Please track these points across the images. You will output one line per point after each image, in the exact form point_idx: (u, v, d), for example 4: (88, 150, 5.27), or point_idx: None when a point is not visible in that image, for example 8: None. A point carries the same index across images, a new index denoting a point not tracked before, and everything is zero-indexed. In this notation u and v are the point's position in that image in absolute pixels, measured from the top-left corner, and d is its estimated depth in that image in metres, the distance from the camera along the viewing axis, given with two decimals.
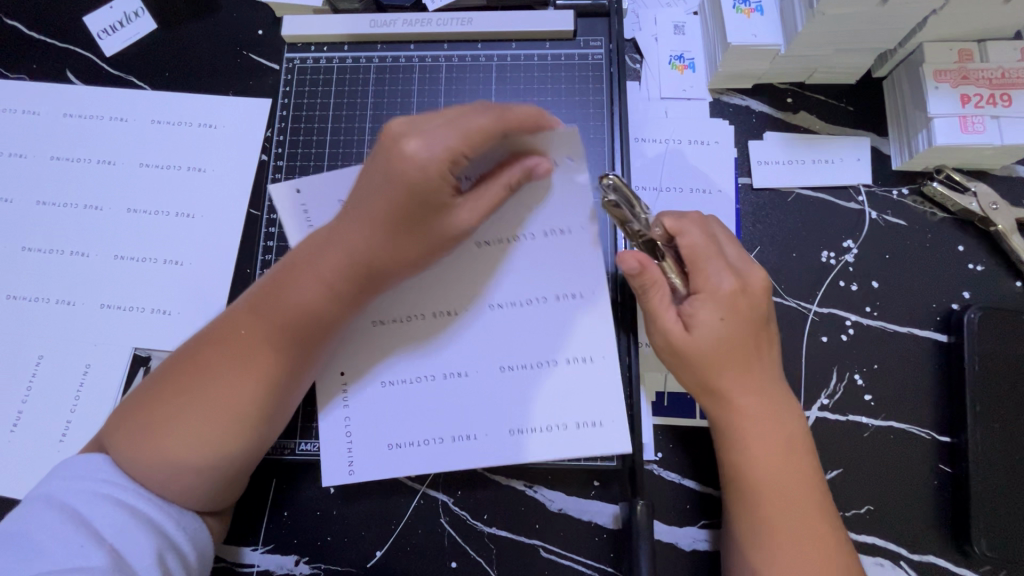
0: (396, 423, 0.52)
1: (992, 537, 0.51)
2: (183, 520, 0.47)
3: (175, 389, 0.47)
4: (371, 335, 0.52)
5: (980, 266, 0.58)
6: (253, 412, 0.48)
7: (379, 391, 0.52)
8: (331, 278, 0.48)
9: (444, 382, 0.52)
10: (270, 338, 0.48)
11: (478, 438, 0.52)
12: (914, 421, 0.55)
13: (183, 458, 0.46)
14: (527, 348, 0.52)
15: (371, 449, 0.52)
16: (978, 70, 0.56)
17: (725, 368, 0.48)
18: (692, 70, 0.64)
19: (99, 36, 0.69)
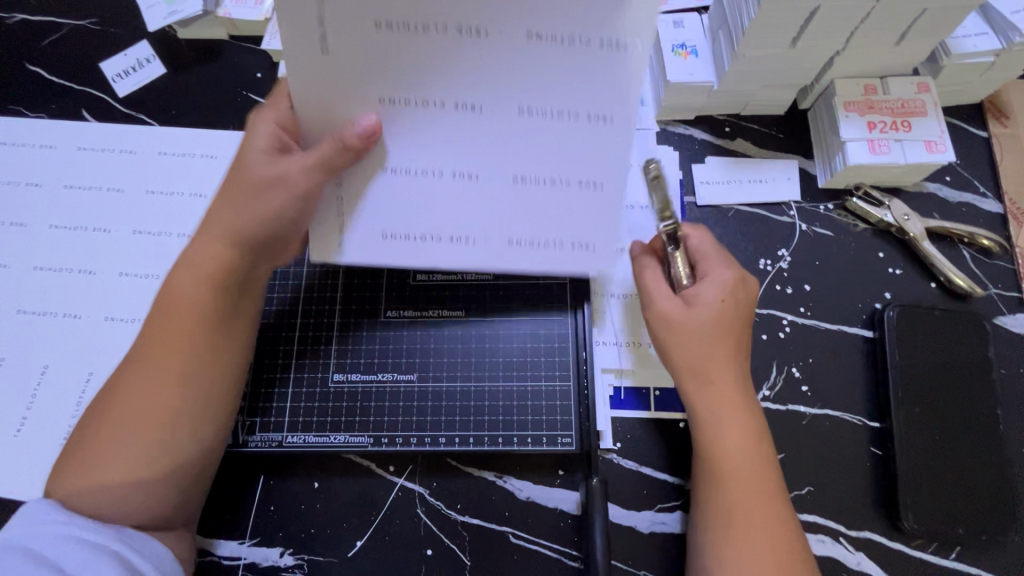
0: (396, 215, 0.54)
1: (920, 511, 0.56)
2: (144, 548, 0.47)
3: (94, 429, 0.49)
4: (394, 186, 0.53)
5: (898, 270, 0.65)
6: (175, 409, 0.50)
7: (378, 237, 0.54)
8: (224, 272, 0.53)
9: (449, 248, 0.54)
10: (165, 349, 0.51)
11: (478, 241, 0.54)
12: (847, 408, 0.61)
13: (149, 470, 0.48)
14: (536, 234, 0.53)
15: (389, 225, 0.54)
16: (881, 101, 0.65)
17: (698, 334, 0.55)
18: (641, 104, 0.72)
19: (113, 79, 0.77)
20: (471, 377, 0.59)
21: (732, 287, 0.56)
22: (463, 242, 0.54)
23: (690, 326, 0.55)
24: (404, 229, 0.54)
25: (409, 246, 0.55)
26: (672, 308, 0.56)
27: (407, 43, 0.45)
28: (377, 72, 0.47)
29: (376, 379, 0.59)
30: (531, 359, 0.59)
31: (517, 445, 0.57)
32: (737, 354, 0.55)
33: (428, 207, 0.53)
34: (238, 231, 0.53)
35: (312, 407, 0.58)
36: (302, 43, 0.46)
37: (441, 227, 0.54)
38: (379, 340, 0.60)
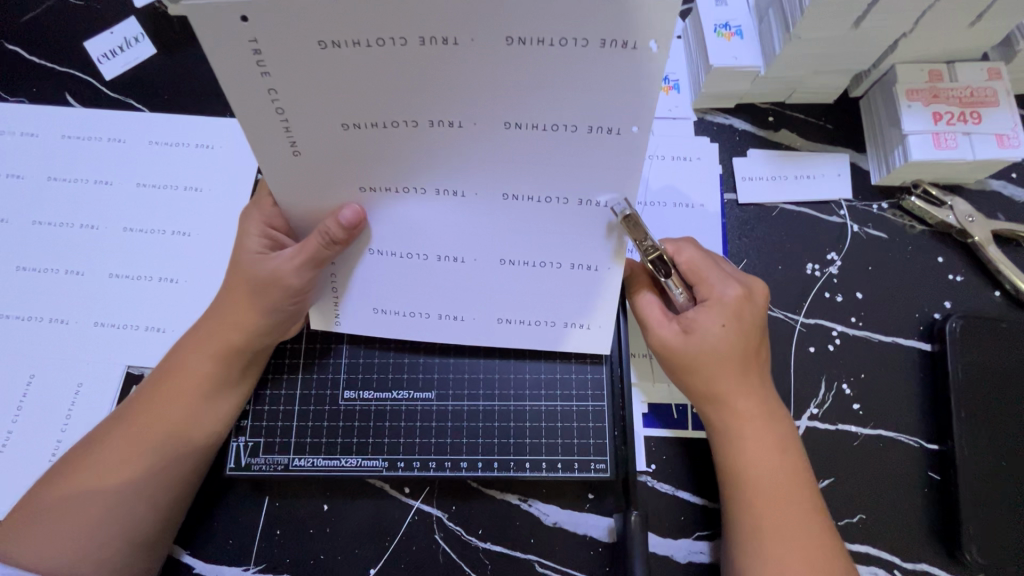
0: (386, 294, 0.51)
1: (984, 544, 0.51)
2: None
3: (73, 467, 0.49)
4: (381, 268, 0.49)
5: (959, 277, 0.60)
6: (152, 470, 0.49)
7: (372, 316, 0.52)
8: (219, 350, 0.50)
9: (441, 268, 0.48)
10: (159, 406, 0.50)
11: (465, 319, 0.51)
12: (902, 428, 0.56)
13: (92, 535, 0.47)
14: (528, 313, 0.50)
15: (368, 303, 0.51)
16: (948, 89, 0.58)
17: (706, 355, 0.48)
18: (677, 91, 0.66)
19: (99, 60, 0.70)
20: (495, 396, 0.54)
21: (736, 303, 0.49)
22: (455, 262, 0.47)
23: (691, 355, 0.49)
24: (394, 304, 0.51)
25: (399, 322, 0.52)
26: (669, 337, 0.49)
27: (381, 138, 0.40)
28: (352, 166, 0.42)
29: (390, 397, 0.54)
30: (561, 376, 0.54)
31: (545, 470, 0.52)
32: (754, 367, 0.49)
33: (422, 224, 0.45)
34: (234, 307, 0.50)
35: (322, 428, 0.53)
36: (269, 143, 0.41)
37: (434, 305, 0.51)
38: (395, 353, 0.55)
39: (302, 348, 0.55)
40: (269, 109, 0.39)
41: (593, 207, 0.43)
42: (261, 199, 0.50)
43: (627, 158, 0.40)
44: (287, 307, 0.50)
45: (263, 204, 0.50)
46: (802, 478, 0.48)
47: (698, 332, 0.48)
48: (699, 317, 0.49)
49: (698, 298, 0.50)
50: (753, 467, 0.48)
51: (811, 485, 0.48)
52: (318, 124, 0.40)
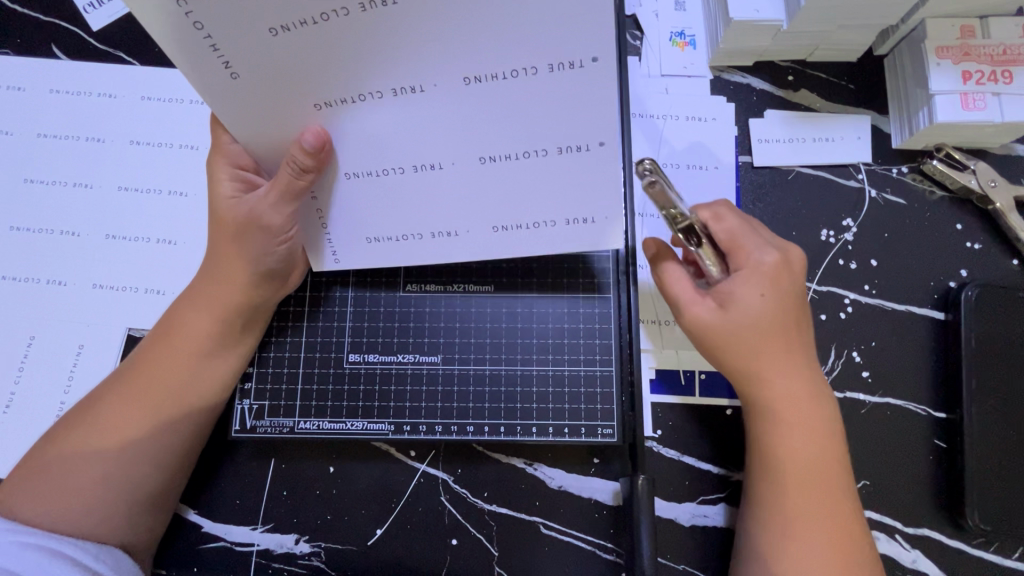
0: (371, 218, 0.49)
1: (986, 510, 0.52)
2: (89, 544, 0.46)
3: (76, 424, 0.49)
4: (361, 191, 0.47)
5: (977, 244, 0.59)
6: (155, 429, 0.49)
7: (364, 247, 0.51)
8: (220, 305, 0.50)
9: (418, 178, 0.46)
10: (160, 363, 0.49)
11: (459, 235, 0.49)
12: (910, 397, 0.56)
13: (96, 489, 0.47)
14: (525, 217, 0.48)
15: (350, 231, 0.50)
16: (979, 46, 0.55)
17: (746, 335, 0.47)
18: (692, 47, 0.63)
19: (84, 9, 0.67)
20: (501, 360, 0.53)
21: (773, 274, 0.48)
22: (435, 170, 0.46)
23: (736, 331, 0.47)
24: (386, 231, 0.50)
25: (394, 250, 0.51)
26: (708, 314, 0.48)
27: (315, 39, 0.39)
28: (299, 79, 0.41)
29: (396, 360, 0.53)
30: (568, 341, 0.53)
31: (553, 434, 0.52)
32: (796, 343, 0.48)
33: (398, 129, 0.44)
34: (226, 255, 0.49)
35: (327, 391, 0.53)
36: (205, 71, 0.41)
37: (424, 223, 0.49)
38: (401, 317, 0.54)
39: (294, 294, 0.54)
40: (190, 29, 0.38)
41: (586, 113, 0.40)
42: (217, 139, 0.48)
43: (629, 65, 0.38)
44: (274, 249, 0.49)
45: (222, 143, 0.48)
46: (835, 456, 0.47)
47: (737, 307, 0.47)
48: (742, 293, 0.47)
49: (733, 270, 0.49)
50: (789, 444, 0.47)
51: (844, 461, 0.48)
52: (245, 35, 0.39)
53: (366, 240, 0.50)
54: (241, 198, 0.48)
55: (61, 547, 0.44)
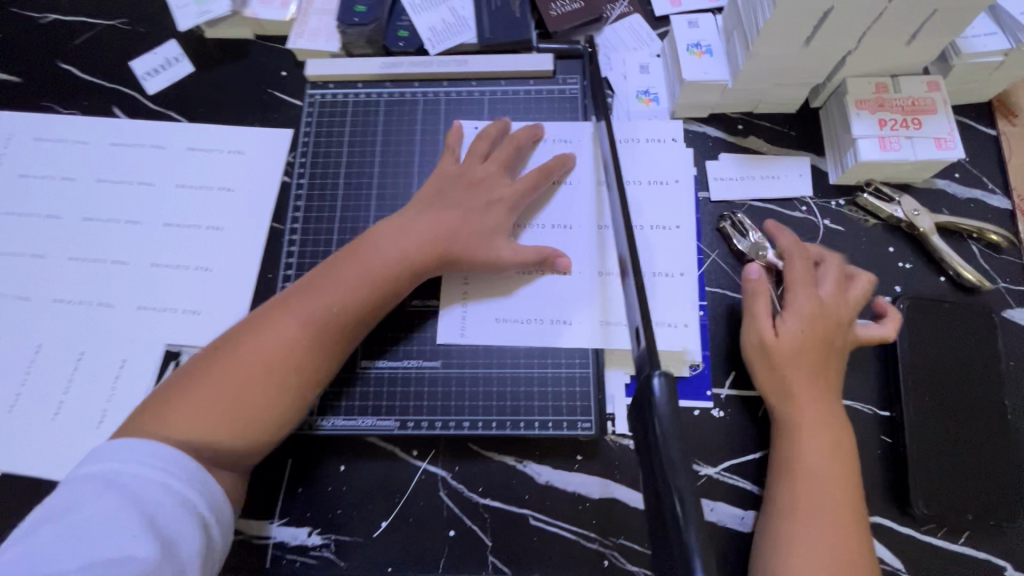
0: (496, 302, 0.62)
1: (928, 497, 0.58)
2: (212, 498, 0.50)
3: (169, 393, 0.53)
4: (496, 297, 0.62)
5: (908, 264, 0.67)
6: (242, 424, 0.52)
7: (457, 338, 0.61)
8: (328, 294, 0.56)
9: (555, 234, 0.64)
10: (247, 360, 0.53)
11: (572, 323, 0.61)
12: (858, 398, 0.63)
13: (189, 437, 0.51)
14: (548, 218, 0.65)
15: (481, 320, 0.61)
16: (892, 99, 0.66)
17: (778, 363, 0.58)
18: (656, 103, 0.74)
19: (143, 78, 0.80)
20: (494, 363, 0.61)
21: (815, 311, 0.59)
22: (556, 229, 0.64)
23: (790, 347, 0.58)
24: (514, 313, 0.62)
25: (517, 330, 0.61)
26: (767, 334, 0.59)
27: None
28: None
29: (402, 365, 0.61)
30: (551, 346, 0.61)
31: (539, 429, 0.59)
32: (819, 366, 0.58)
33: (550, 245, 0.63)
34: (374, 265, 0.57)
35: (340, 392, 0.60)
36: None
37: (535, 311, 0.61)
38: (404, 327, 0.62)
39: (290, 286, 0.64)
40: None
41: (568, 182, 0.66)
42: (442, 195, 0.61)
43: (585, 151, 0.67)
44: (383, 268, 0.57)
45: (445, 198, 0.61)
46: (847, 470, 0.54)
47: None
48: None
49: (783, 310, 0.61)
50: (807, 488, 0.54)
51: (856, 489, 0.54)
52: None
53: (461, 326, 0.61)
54: (397, 240, 0.58)
55: (190, 497, 0.48)
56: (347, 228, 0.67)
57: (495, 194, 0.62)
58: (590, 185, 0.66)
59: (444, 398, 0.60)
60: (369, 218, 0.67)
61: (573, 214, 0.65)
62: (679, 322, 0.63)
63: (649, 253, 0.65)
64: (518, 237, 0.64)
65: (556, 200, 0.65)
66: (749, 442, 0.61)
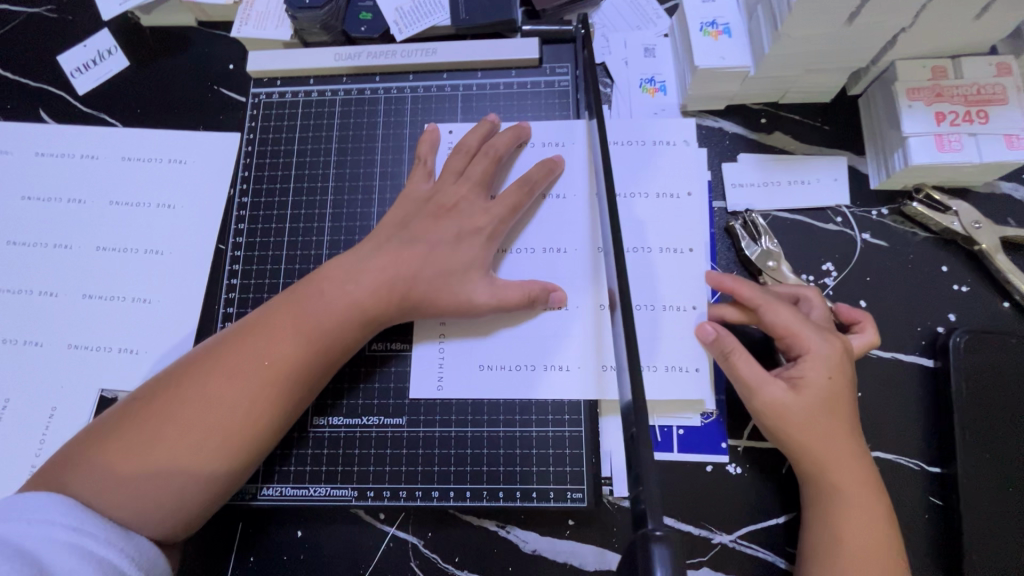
0: (486, 345, 0.52)
1: (988, 574, 0.48)
2: (140, 556, 0.41)
3: (68, 460, 0.44)
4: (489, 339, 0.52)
5: (965, 287, 0.56)
6: (147, 502, 0.43)
7: (433, 393, 0.52)
8: (295, 330, 0.48)
9: (547, 260, 0.54)
10: (165, 424, 0.44)
11: (571, 370, 0.51)
12: (902, 451, 0.53)
13: (129, 491, 0.42)
14: (536, 240, 0.54)
15: (463, 368, 0.52)
16: (952, 86, 0.54)
17: (794, 427, 0.47)
18: (664, 92, 0.63)
19: (71, 75, 0.70)
20: (468, 421, 0.52)
21: (837, 361, 0.48)
22: (556, 254, 0.54)
23: (807, 410, 0.47)
24: (500, 358, 0.52)
25: (506, 378, 0.52)
26: (782, 396, 0.48)
27: None
28: None
29: (360, 422, 0.52)
30: (537, 399, 0.51)
31: (521, 499, 0.50)
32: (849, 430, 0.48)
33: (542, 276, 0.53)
34: (317, 312, 0.48)
35: (291, 455, 0.52)
36: None
37: (525, 356, 0.52)
38: (361, 380, 0.53)
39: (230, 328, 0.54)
40: None
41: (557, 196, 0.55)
42: (419, 223, 0.52)
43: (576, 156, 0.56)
44: (354, 299, 0.49)
45: (413, 229, 0.52)
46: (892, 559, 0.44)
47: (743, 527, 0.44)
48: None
49: (797, 356, 0.50)
50: (851, 566, 0.44)
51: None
52: None
53: (439, 368, 0.52)
54: (356, 278, 0.50)
55: (108, 556, 0.39)
56: (298, 255, 0.56)
57: (470, 222, 0.52)
58: (584, 198, 0.55)
59: (410, 462, 0.51)
60: (322, 239, 0.56)
61: (563, 233, 0.54)
62: (688, 365, 0.53)
63: (654, 280, 0.55)
64: (515, 266, 0.53)
65: (543, 216, 0.55)
66: (771, 504, 0.52)
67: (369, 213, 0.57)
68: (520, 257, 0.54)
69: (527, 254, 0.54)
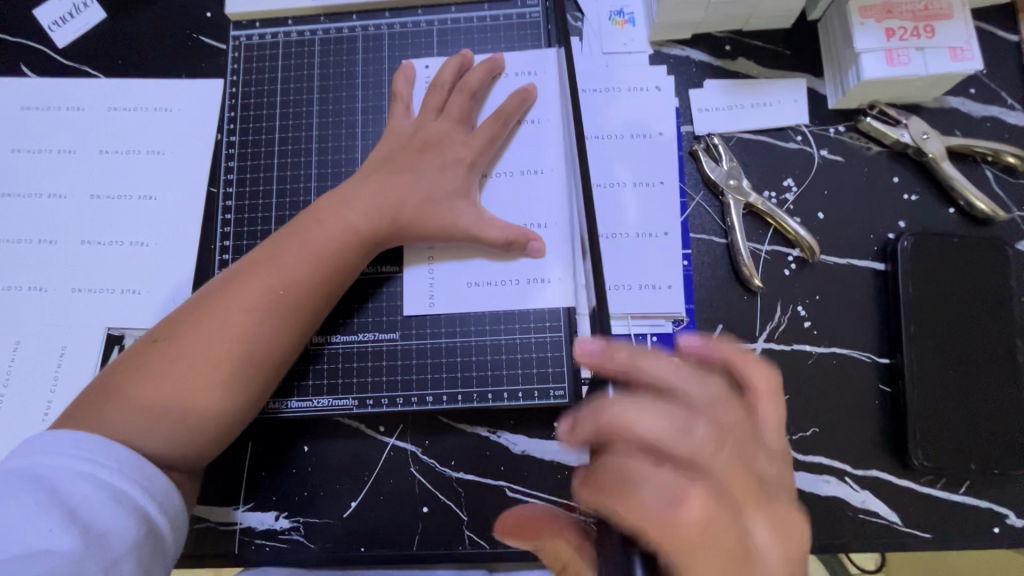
0: (473, 263, 0.56)
1: (928, 447, 0.54)
2: (153, 487, 0.44)
3: (103, 401, 0.47)
4: (476, 263, 0.56)
5: (915, 196, 0.61)
6: (183, 428, 0.47)
7: (426, 309, 0.56)
8: (294, 260, 0.51)
9: (526, 183, 0.57)
10: (192, 358, 0.48)
11: (552, 282, 0.55)
12: (855, 346, 0.58)
13: (157, 413, 0.47)
14: (515, 164, 0.57)
15: (452, 285, 0.56)
16: (902, 3, 0.57)
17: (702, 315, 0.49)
18: (632, 24, 0.65)
19: (49, 28, 0.70)
20: (457, 333, 0.56)
21: None
22: (534, 175, 0.57)
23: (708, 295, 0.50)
24: (485, 274, 0.56)
25: (492, 293, 0.56)
26: None
27: None
28: None
29: (356, 339, 0.56)
30: (520, 311, 0.55)
31: (508, 399, 0.54)
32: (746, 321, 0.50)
33: (521, 199, 0.57)
34: (320, 241, 0.51)
35: (297, 373, 0.56)
36: None
37: (509, 271, 0.56)
38: (357, 301, 0.57)
39: (229, 262, 0.57)
40: None
41: (532, 123, 0.58)
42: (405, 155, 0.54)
43: (549, 87, 0.59)
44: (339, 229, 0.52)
45: (393, 159, 0.54)
46: None
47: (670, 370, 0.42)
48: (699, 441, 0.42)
49: None
50: None
51: None
52: None
53: (430, 285, 0.56)
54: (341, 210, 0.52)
55: (120, 484, 0.43)
56: (287, 192, 0.59)
57: (452, 153, 0.55)
58: (554, 124, 0.58)
59: (405, 372, 0.56)
60: (309, 173, 0.59)
61: (539, 157, 0.57)
62: (659, 284, 0.59)
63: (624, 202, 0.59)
64: (499, 188, 0.57)
65: (520, 142, 0.58)
66: None
67: (353, 146, 0.59)
68: (500, 181, 0.57)
69: (506, 178, 0.57)
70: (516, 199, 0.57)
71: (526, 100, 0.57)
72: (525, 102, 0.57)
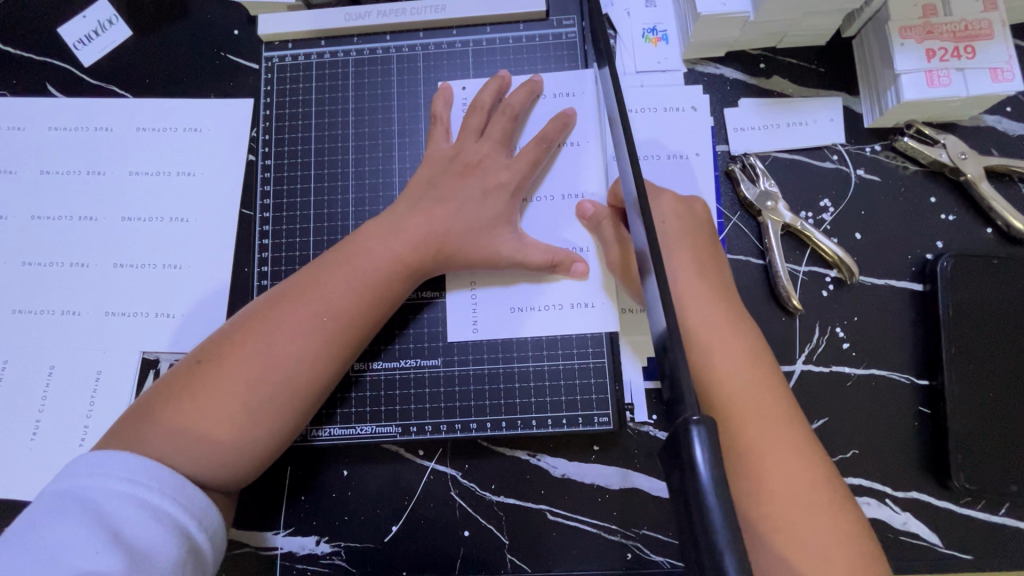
0: (516, 288, 0.56)
1: (969, 469, 0.54)
2: (192, 506, 0.44)
3: (145, 423, 0.46)
4: (519, 288, 0.56)
5: (951, 216, 0.61)
6: (223, 451, 0.46)
7: (469, 335, 0.56)
8: (338, 283, 0.51)
9: (566, 206, 0.57)
10: (236, 380, 0.47)
11: (595, 306, 0.55)
12: (894, 367, 0.58)
13: (197, 434, 0.46)
14: (555, 188, 0.57)
15: (495, 310, 0.56)
16: (942, 23, 0.57)
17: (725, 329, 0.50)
18: (666, 42, 0.65)
19: (75, 47, 0.69)
20: (499, 359, 0.56)
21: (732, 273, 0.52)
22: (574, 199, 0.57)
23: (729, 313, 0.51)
24: (528, 299, 0.56)
25: (535, 318, 0.56)
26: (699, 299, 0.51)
27: None
28: None
29: (398, 365, 0.56)
30: (563, 336, 0.55)
31: (552, 425, 0.55)
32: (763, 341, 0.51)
33: (562, 223, 0.56)
34: (366, 267, 0.51)
35: (342, 401, 0.56)
36: None
37: (552, 296, 0.56)
38: (399, 326, 0.57)
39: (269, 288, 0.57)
40: None
41: (571, 146, 0.58)
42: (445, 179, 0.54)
43: (587, 108, 0.58)
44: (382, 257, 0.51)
45: (433, 184, 0.54)
46: None
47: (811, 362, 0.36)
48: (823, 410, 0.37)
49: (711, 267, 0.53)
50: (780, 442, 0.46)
51: None
52: None
53: (473, 311, 0.56)
54: (383, 237, 0.52)
55: (161, 504, 0.42)
56: (324, 217, 0.59)
57: (492, 177, 0.54)
58: (593, 147, 0.57)
59: (449, 399, 0.56)
60: (346, 196, 0.59)
61: (579, 180, 0.57)
62: None
63: None
64: (540, 212, 0.57)
65: (560, 165, 0.57)
66: None
67: (390, 169, 0.59)
68: (540, 205, 0.57)
69: (546, 202, 0.57)
70: (557, 223, 0.56)
71: (566, 123, 0.57)
72: (565, 124, 0.56)
